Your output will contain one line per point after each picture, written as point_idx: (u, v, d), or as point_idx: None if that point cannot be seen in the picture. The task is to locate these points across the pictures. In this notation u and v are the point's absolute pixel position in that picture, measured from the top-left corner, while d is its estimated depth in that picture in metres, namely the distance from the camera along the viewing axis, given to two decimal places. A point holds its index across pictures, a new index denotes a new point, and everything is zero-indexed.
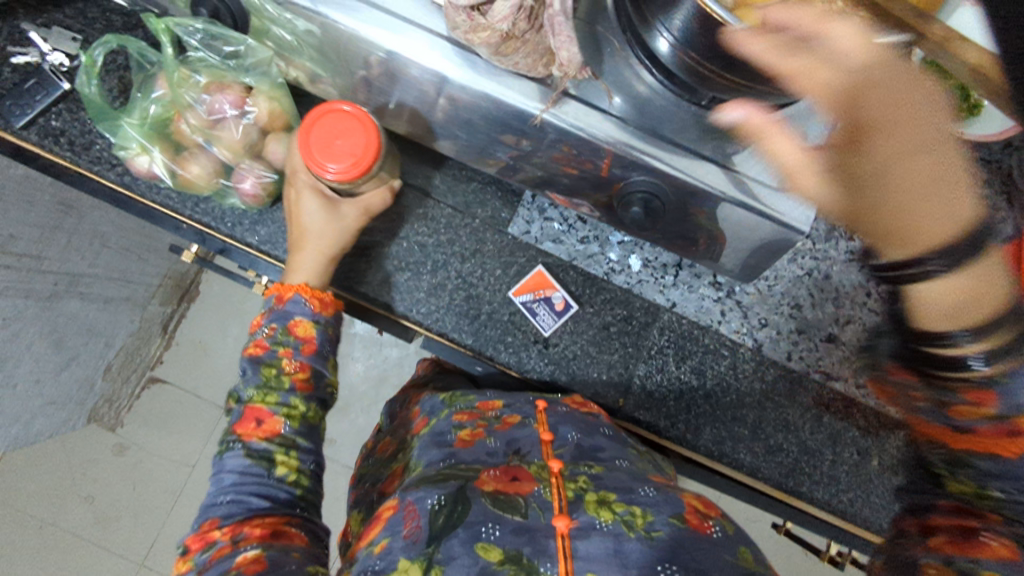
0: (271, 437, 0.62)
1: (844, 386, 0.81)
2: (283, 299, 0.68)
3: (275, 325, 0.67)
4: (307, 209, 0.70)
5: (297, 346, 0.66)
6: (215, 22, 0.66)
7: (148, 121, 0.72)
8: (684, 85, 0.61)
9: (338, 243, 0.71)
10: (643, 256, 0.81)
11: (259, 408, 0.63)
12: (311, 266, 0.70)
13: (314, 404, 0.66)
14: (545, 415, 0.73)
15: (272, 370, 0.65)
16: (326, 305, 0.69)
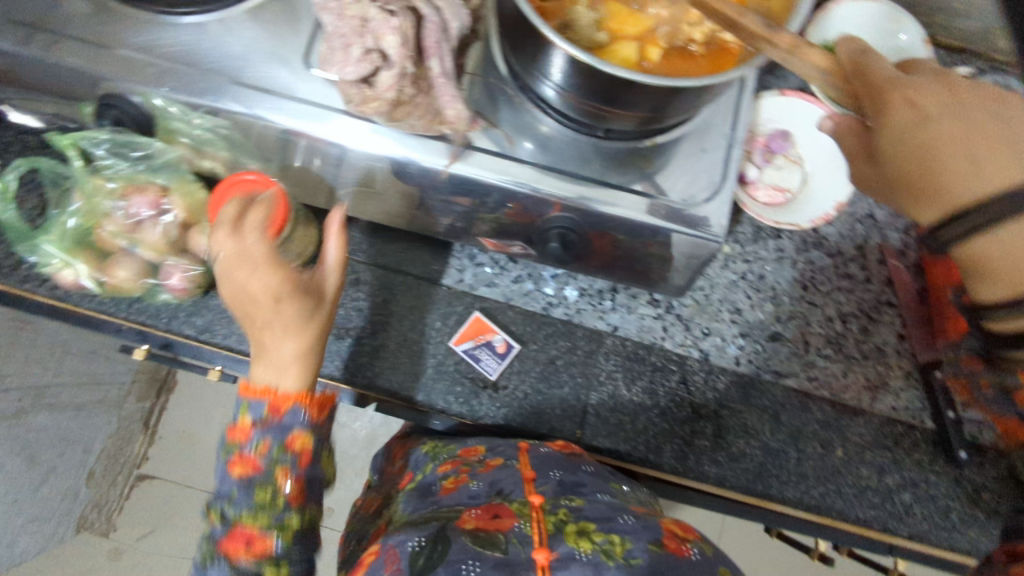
0: (262, 556, 0.62)
1: (796, 381, 0.82)
2: (277, 409, 0.64)
3: (269, 440, 0.64)
4: (245, 280, 0.62)
5: (293, 461, 0.65)
6: (121, 131, 0.69)
7: (68, 235, 0.73)
8: (581, 122, 0.67)
9: (314, 328, 0.65)
10: (577, 286, 0.83)
11: (251, 530, 0.62)
12: (291, 360, 0.64)
13: (309, 510, 0.66)
14: (528, 454, 0.72)
15: (265, 493, 0.63)
16: (322, 411, 0.67)
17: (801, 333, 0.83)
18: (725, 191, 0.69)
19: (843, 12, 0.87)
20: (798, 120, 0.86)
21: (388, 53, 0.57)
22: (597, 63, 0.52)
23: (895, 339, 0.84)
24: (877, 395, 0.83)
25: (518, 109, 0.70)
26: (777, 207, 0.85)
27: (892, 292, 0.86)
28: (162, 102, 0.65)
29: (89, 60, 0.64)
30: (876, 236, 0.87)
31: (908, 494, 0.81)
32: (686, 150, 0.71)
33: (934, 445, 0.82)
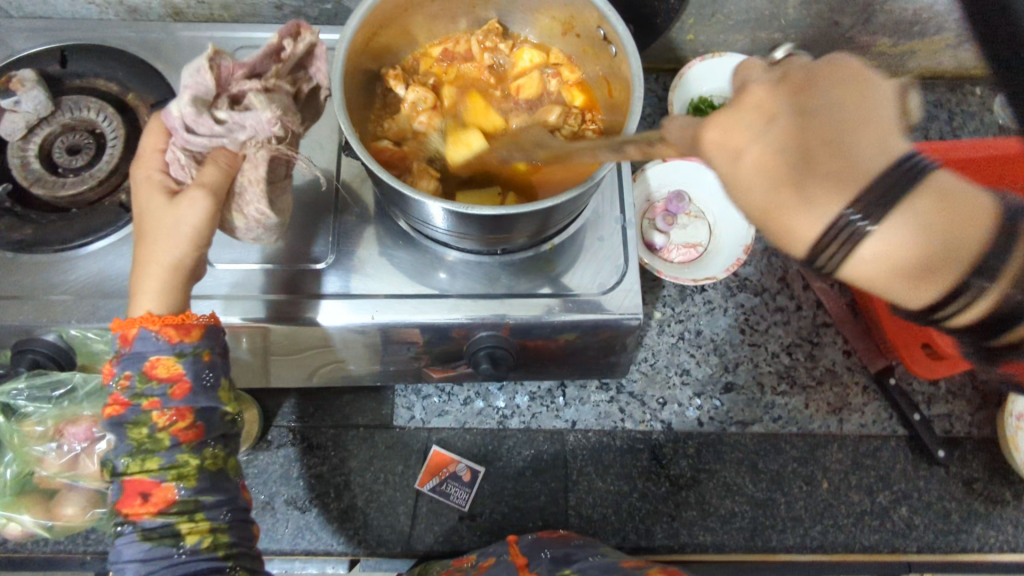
0: (166, 509, 0.53)
1: (763, 426, 0.82)
2: (127, 338, 0.54)
3: (130, 373, 0.53)
4: (148, 206, 0.57)
5: (164, 391, 0.53)
6: (36, 372, 0.69)
7: (8, 484, 0.72)
8: (477, 247, 0.70)
9: (193, 220, 0.55)
10: (527, 392, 0.84)
11: (140, 480, 0.52)
12: (151, 287, 0.55)
13: (209, 450, 0.55)
14: (517, 543, 0.72)
15: (142, 432, 0.53)
16: (187, 330, 0.55)
17: (752, 376, 0.84)
18: (629, 276, 0.72)
19: (696, 71, 0.91)
20: (687, 178, 0.90)
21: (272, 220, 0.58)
22: (465, 209, 0.55)
23: (843, 357, 0.86)
24: (844, 417, 0.83)
25: (419, 250, 0.73)
26: (693, 263, 0.87)
27: (826, 312, 0.88)
28: (76, 332, 0.68)
29: (3, 314, 0.67)
30: (794, 263, 0.90)
31: (905, 507, 0.79)
32: (585, 244, 0.74)
33: (913, 450, 0.82)
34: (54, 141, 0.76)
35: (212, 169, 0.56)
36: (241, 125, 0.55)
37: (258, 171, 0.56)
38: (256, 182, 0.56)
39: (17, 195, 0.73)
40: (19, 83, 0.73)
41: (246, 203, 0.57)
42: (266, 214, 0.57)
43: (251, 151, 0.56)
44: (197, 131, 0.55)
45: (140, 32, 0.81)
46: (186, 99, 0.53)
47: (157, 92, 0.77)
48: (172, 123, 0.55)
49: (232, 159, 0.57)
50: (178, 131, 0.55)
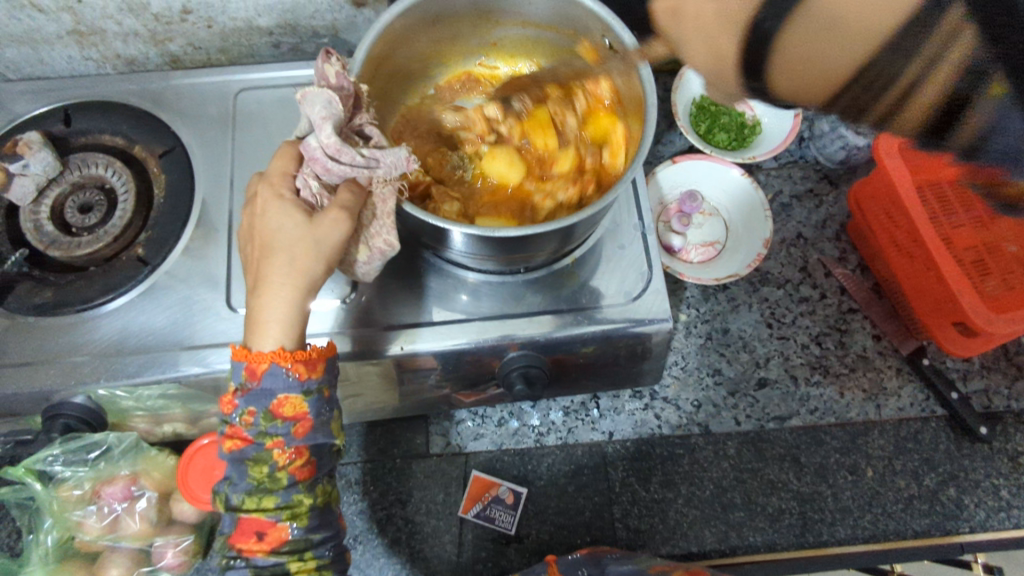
0: (279, 548, 0.56)
1: (801, 419, 0.82)
2: (256, 374, 0.54)
3: (254, 409, 0.55)
4: (279, 221, 0.55)
5: (288, 430, 0.55)
6: (71, 437, 0.69)
7: (51, 553, 0.70)
8: (502, 267, 0.70)
9: (332, 242, 0.55)
10: (560, 407, 0.83)
11: (257, 519, 0.56)
12: (280, 317, 0.55)
13: (320, 487, 0.58)
14: (555, 562, 0.70)
15: (262, 469, 0.55)
16: (313, 367, 0.56)
17: (784, 370, 0.84)
18: (657, 280, 0.72)
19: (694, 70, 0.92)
20: (700, 178, 0.90)
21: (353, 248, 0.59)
22: (492, 233, 0.55)
23: (873, 342, 0.85)
24: (880, 402, 0.82)
25: (439, 276, 0.73)
26: (713, 261, 0.87)
27: (850, 298, 0.88)
28: (105, 390, 0.67)
29: (30, 380, 0.66)
30: (813, 252, 0.90)
31: (953, 488, 0.78)
32: (608, 253, 0.74)
33: (953, 429, 0.81)
34: (64, 200, 0.76)
35: (346, 190, 0.56)
36: (380, 161, 0.55)
37: (387, 205, 0.57)
38: (387, 214, 0.57)
39: (33, 258, 0.73)
40: (27, 146, 0.73)
41: (372, 234, 0.58)
42: (392, 245, 0.59)
43: (378, 186, 0.56)
44: (339, 160, 0.54)
45: (140, 83, 0.81)
46: (328, 129, 0.53)
47: (164, 142, 0.77)
48: (308, 153, 0.55)
49: (361, 189, 0.56)
50: (318, 160, 0.55)
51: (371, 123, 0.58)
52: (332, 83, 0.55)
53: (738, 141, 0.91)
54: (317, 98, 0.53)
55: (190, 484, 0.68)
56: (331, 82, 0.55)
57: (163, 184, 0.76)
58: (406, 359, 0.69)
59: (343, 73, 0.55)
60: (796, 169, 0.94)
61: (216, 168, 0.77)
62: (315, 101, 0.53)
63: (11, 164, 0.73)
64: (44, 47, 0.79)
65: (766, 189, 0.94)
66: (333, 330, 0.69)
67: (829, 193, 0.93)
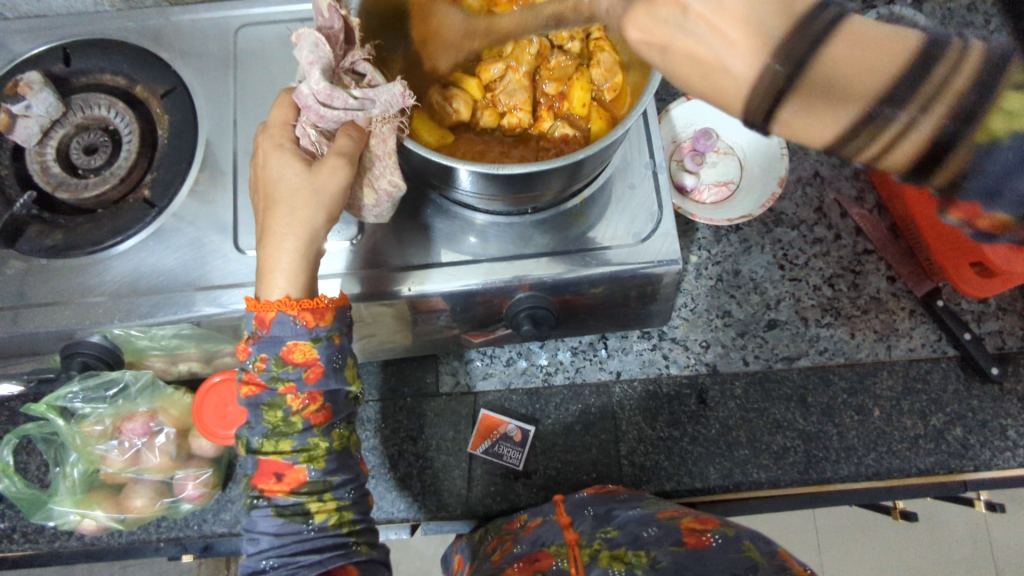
0: (299, 488, 0.58)
1: (809, 359, 0.82)
2: (264, 322, 0.55)
3: (265, 356, 0.55)
4: (281, 169, 0.56)
5: (299, 375, 0.56)
6: (89, 375, 0.71)
7: (77, 484, 0.74)
8: (509, 208, 0.69)
9: (334, 189, 0.55)
10: (568, 347, 0.84)
11: (276, 462, 0.58)
12: (287, 265, 0.55)
13: (336, 431, 0.60)
14: (563, 502, 0.73)
15: (277, 414, 0.57)
16: (321, 314, 0.56)
17: (795, 311, 0.83)
18: (665, 219, 0.71)
19: None
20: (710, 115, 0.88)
21: (359, 189, 0.59)
22: (496, 170, 0.54)
23: (887, 284, 0.84)
24: (891, 342, 0.82)
25: (447, 217, 0.72)
26: (727, 201, 0.85)
27: (865, 239, 0.86)
28: (119, 330, 0.68)
29: (48, 320, 0.68)
30: (830, 192, 0.88)
31: (959, 428, 0.78)
32: (618, 193, 0.73)
33: (964, 370, 0.80)
34: (69, 141, 0.76)
35: (345, 136, 0.55)
36: (374, 100, 0.53)
37: (387, 144, 0.56)
38: (389, 154, 0.56)
39: (42, 201, 0.73)
40: (28, 87, 0.72)
41: (376, 176, 0.57)
42: (398, 185, 0.58)
43: (377, 125, 0.55)
44: (331, 105, 0.53)
45: (139, 20, 0.79)
46: (316, 75, 0.51)
47: (165, 81, 0.76)
48: (303, 101, 0.54)
49: (360, 132, 0.56)
50: (311, 108, 0.53)
51: (364, 60, 0.54)
52: (324, 18, 0.53)
53: None
54: (307, 40, 0.52)
55: (203, 420, 0.70)
56: (323, 18, 0.53)
57: (166, 125, 0.75)
58: (412, 300, 0.70)
59: (335, 6, 0.53)
60: None
61: (217, 108, 0.75)
62: (303, 44, 0.52)
63: (13, 105, 0.71)
64: None
65: None
66: (343, 271, 0.69)
67: None
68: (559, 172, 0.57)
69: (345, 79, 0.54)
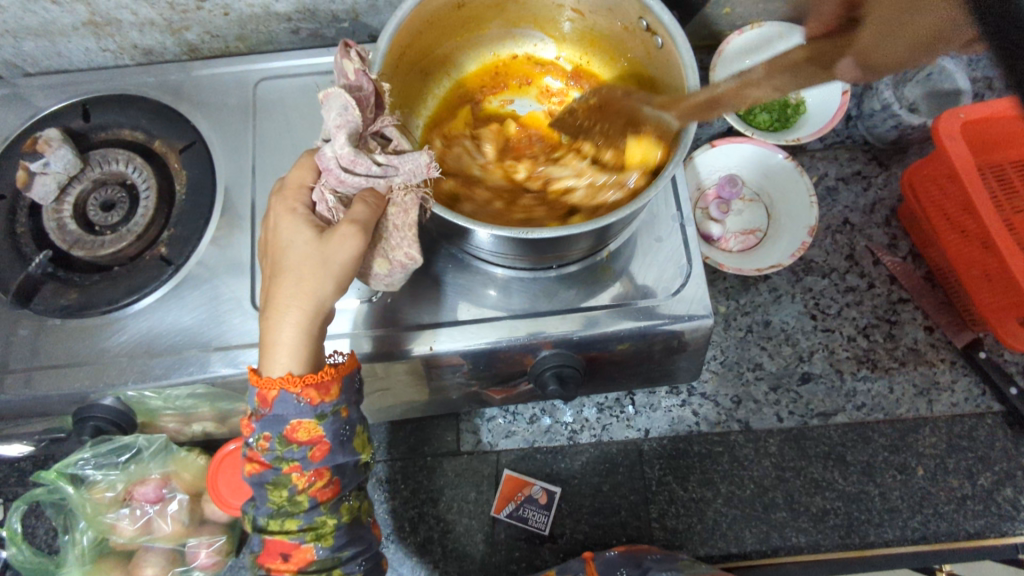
0: (305, 567, 0.56)
1: (846, 415, 0.78)
2: (267, 400, 0.52)
3: (269, 435, 0.53)
4: (290, 236, 0.53)
5: (304, 454, 0.54)
6: (101, 439, 0.69)
7: (87, 555, 0.71)
8: (533, 265, 0.67)
9: (342, 259, 0.52)
10: (593, 403, 0.80)
11: (282, 542, 0.56)
12: (290, 340, 0.52)
13: (343, 505, 0.58)
14: (593, 560, 0.70)
15: (282, 494, 0.55)
16: (327, 389, 0.54)
17: (829, 364, 0.80)
18: (696, 275, 0.68)
19: (735, 46, 0.87)
20: (738, 162, 0.86)
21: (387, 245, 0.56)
22: (525, 234, 0.51)
23: (925, 333, 0.81)
24: (932, 397, 0.78)
25: (468, 272, 0.70)
26: (755, 249, 0.83)
27: (900, 287, 0.83)
28: (133, 393, 0.66)
29: (61, 383, 0.66)
30: (861, 238, 0.86)
31: (1009, 489, 0.74)
32: (643, 246, 0.71)
33: (1010, 426, 0.77)
34: (86, 198, 0.75)
35: (361, 203, 0.52)
36: (398, 168, 0.52)
37: (408, 216, 0.54)
38: (408, 226, 0.55)
39: (58, 259, 0.72)
40: (47, 144, 0.72)
41: (392, 247, 0.56)
42: (414, 258, 0.56)
43: (397, 194, 0.54)
44: (354, 171, 0.51)
45: (158, 75, 0.79)
46: (342, 139, 0.50)
47: (184, 136, 0.75)
48: (323, 163, 0.52)
49: (378, 200, 0.53)
50: (331, 171, 0.52)
51: (392, 125, 0.54)
52: (351, 81, 0.52)
53: (781, 121, 0.86)
54: (335, 101, 0.50)
55: (216, 487, 0.67)
56: (350, 79, 0.52)
57: (184, 180, 0.74)
58: (435, 359, 0.67)
59: (363, 69, 0.52)
60: (842, 149, 0.89)
61: (237, 161, 0.74)
62: (332, 105, 0.50)
63: (33, 163, 0.72)
64: (61, 39, 0.78)
65: (810, 172, 0.89)
66: (362, 329, 0.67)
67: (879, 174, 0.88)
68: (592, 233, 0.55)
69: (372, 144, 0.53)
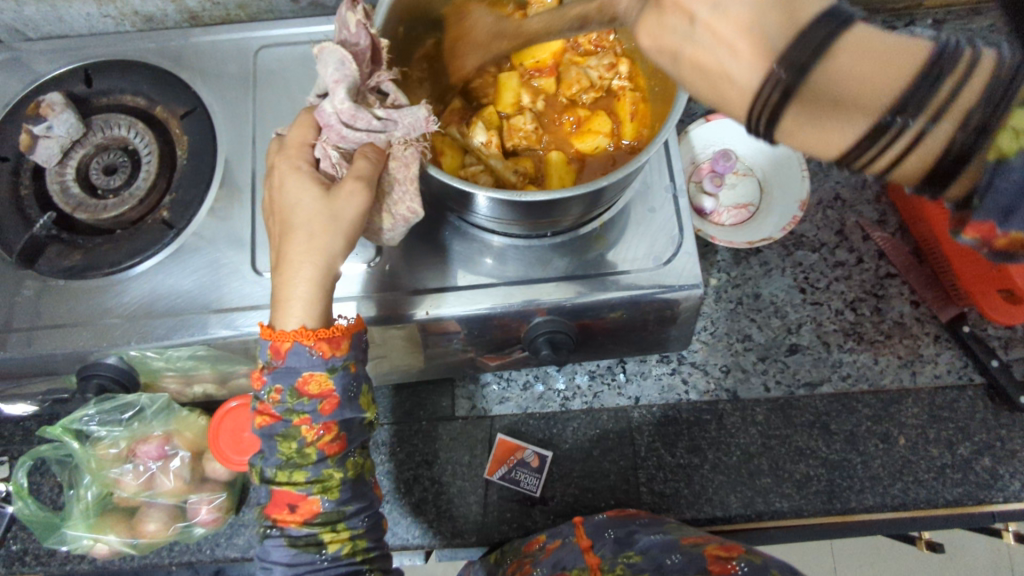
0: (311, 519, 0.58)
1: (832, 386, 0.80)
2: (280, 352, 0.54)
3: (280, 387, 0.55)
4: (297, 195, 0.54)
5: (314, 408, 0.55)
6: (107, 397, 0.71)
7: (91, 510, 0.73)
8: (527, 233, 0.69)
9: (351, 213, 0.54)
10: (585, 371, 0.82)
11: (290, 493, 0.57)
12: (303, 295, 0.54)
13: (350, 461, 0.60)
14: (583, 523, 0.72)
15: (291, 446, 0.56)
16: (337, 344, 0.55)
17: (817, 336, 0.82)
18: (687, 244, 0.70)
19: None
20: (732, 137, 0.87)
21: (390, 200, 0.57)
22: (521, 198, 0.53)
23: (911, 308, 0.83)
24: (916, 369, 0.80)
25: (463, 239, 0.72)
26: (747, 223, 0.84)
27: (888, 263, 0.85)
28: (136, 352, 0.67)
29: (65, 342, 0.67)
30: (852, 214, 0.87)
31: (987, 458, 0.76)
32: (636, 216, 0.72)
33: (991, 399, 0.79)
34: (89, 162, 0.76)
35: (364, 158, 0.54)
36: (397, 122, 0.53)
37: (409, 169, 0.55)
38: (409, 180, 0.56)
39: (61, 221, 0.73)
40: (50, 108, 0.74)
41: (395, 201, 0.57)
42: (416, 212, 0.57)
43: (397, 149, 0.55)
44: (354, 126, 0.53)
45: (160, 42, 0.79)
46: (340, 93, 0.51)
47: (184, 102, 0.76)
48: (324, 118, 0.54)
49: (379, 155, 0.55)
50: (333, 127, 0.53)
51: (388, 80, 0.54)
52: (350, 32, 0.53)
53: None
54: (332, 56, 0.52)
55: (216, 446, 0.69)
56: (350, 31, 0.53)
57: (185, 146, 0.75)
58: (431, 324, 0.69)
59: (364, 22, 0.53)
60: None
61: (238, 128, 0.75)
62: (329, 61, 0.52)
63: (36, 126, 0.73)
64: (63, 4, 0.78)
65: None
66: (361, 293, 0.69)
67: None
68: (585, 198, 0.56)
69: (370, 98, 0.54)
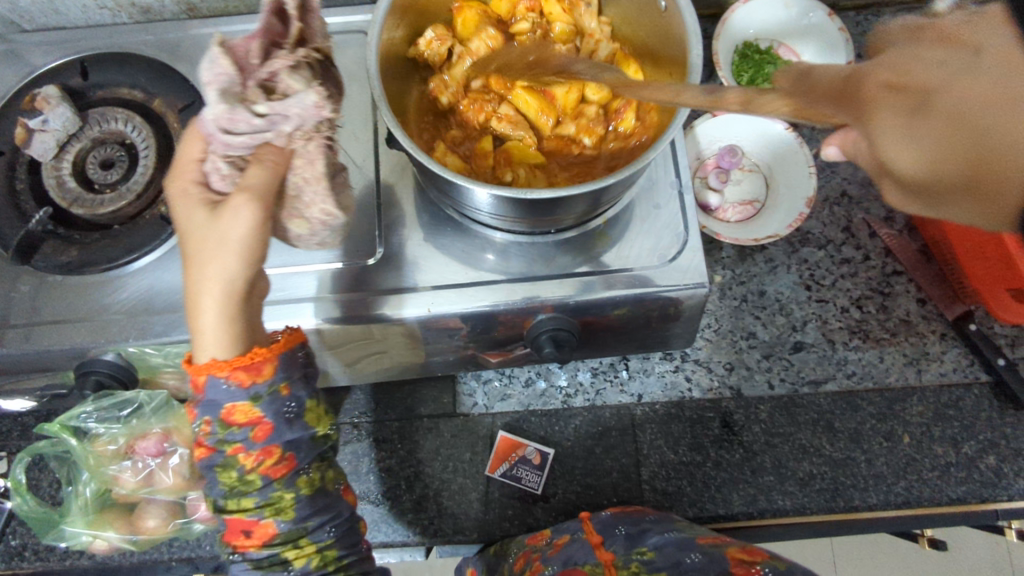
0: (271, 540, 0.59)
1: (836, 383, 0.79)
2: (199, 386, 0.54)
3: (209, 419, 0.55)
4: (189, 220, 0.52)
5: (246, 436, 0.55)
6: (104, 394, 0.70)
7: (90, 507, 0.73)
8: (530, 229, 0.68)
9: (238, 231, 0.50)
10: (588, 368, 0.82)
11: (241, 519, 0.58)
12: (213, 322, 0.52)
13: (300, 479, 0.60)
14: (590, 520, 0.71)
15: (232, 475, 0.57)
16: (257, 371, 0.54)
17: (821, 334, 0.81)
18: (692, 241, 0.69)
19: (740, 15, 0.87)
20: (737, 133, 0.86)
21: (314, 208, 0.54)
22: (524, 194, 0.52)
23: (917, 306, 0.82)
24: (922, 367, 0.79)
25: (465, 235, 0.71)
26: (752, 220, 0.83)
27: (895, 260, 0.84)
28: (134, 349, 0.66)
29: (64, 338, 0.66)
30: (858, 211, 0.86)
31: (993, 457, 0.76)
32: (640, 213, 0.71)
33: (997, 398, 0.78)
34: (86, 156, 0.75)
35: (255, 168, 0.50)
36: (284, 115, 0.49)
37: (314, 167, 0.52)
38: (317, 178, 0.52)
39: (58, 216, 0.72)
40: (45, 102, 0.73)
41: (306, 205, 0.54)
42: (332, 213, 0.54)
43: (299, 145, 0.51)
44: (236, 131, 0.49)
45: (158, 33, 0.78)
46: (213, 97, 0.48)
47: (182, 95, 0.75)
48: (208, 130, 0.50)
49: (278, 159, 0.51)
50: (215, 136, 0.50)
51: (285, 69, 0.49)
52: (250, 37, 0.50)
53: None
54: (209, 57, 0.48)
55: None
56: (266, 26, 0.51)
57: None
58: (431, 322, 0.68)
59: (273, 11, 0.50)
60: None
61: None
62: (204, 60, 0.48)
63: (32, 120, 0.73)
64: None
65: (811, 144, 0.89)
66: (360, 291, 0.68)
67: None
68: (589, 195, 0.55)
69: (257, 92, 0.49)
